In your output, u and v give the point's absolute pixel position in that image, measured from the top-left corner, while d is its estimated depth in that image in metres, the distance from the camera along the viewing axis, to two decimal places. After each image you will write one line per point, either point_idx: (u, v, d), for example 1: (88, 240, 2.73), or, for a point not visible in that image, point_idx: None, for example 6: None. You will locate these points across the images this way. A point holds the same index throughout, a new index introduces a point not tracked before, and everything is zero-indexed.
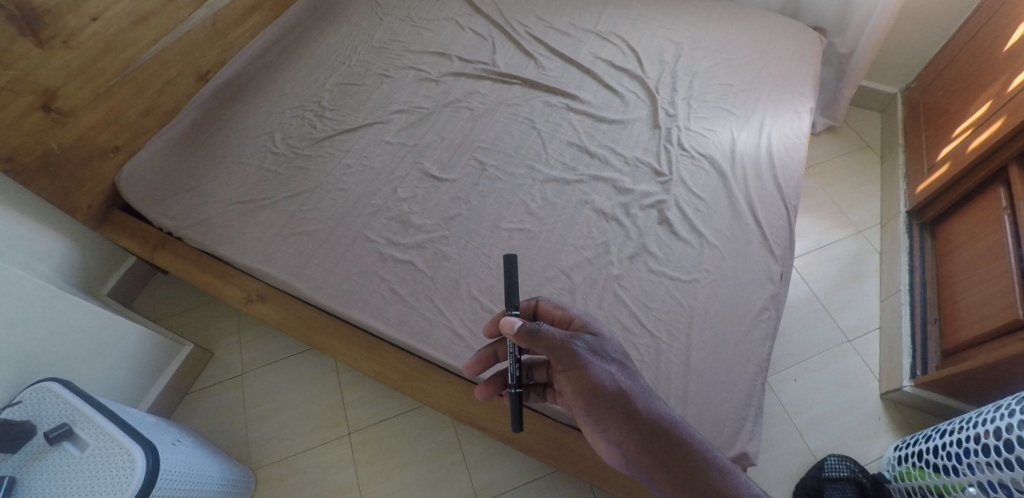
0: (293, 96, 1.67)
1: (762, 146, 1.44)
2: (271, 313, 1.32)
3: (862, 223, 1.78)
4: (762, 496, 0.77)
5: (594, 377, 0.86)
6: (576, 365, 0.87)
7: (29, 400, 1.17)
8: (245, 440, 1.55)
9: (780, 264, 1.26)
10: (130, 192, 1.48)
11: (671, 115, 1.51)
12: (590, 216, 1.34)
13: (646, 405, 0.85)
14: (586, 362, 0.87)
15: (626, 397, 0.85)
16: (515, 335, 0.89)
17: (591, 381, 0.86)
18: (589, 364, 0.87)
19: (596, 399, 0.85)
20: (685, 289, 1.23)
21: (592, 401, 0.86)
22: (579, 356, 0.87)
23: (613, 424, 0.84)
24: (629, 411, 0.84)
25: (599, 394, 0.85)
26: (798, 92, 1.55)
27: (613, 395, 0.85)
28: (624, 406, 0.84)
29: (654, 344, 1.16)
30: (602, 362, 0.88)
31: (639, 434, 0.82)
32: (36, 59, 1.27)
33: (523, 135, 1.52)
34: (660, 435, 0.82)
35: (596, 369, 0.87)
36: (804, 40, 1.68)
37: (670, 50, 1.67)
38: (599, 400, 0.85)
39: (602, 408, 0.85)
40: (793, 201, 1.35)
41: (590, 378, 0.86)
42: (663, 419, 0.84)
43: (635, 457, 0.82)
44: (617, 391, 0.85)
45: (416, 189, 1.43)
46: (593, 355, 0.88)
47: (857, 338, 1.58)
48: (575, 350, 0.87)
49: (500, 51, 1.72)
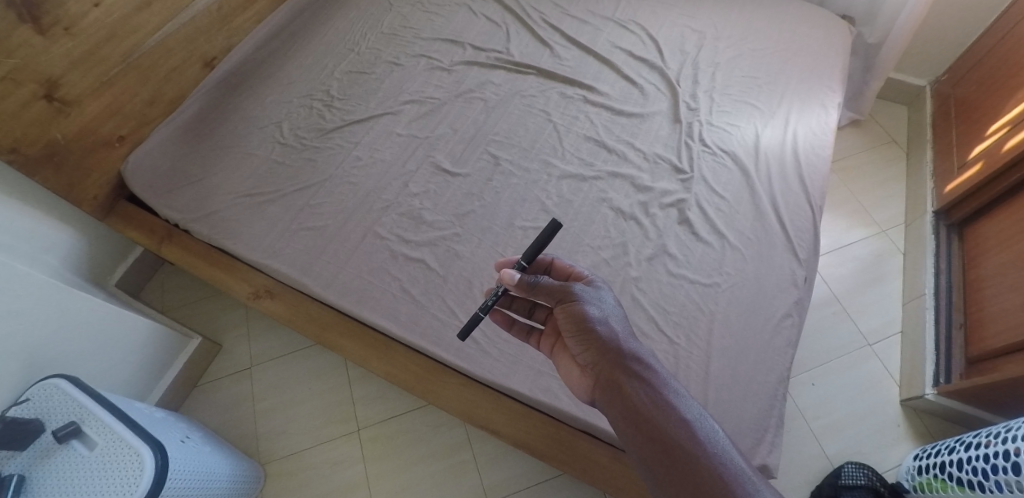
0: (301, 85, 1.63)
1: (788, 143, 1.38)
2: (280, 309, 1.29)
3: (885, 222, 1.73)
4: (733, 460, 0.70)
5: (587, 320, 0.82)
6: (569, 310, 0.83)
7: (36, 397, 1.15)
8: (254, 434, 1.54)
9: (804, 268, 1.23)
10: (136, 183, 1.45)
11: (693, 108, 1.45)
12: (608, 214, 1.30)
13: (633, 351, 0.80)
14: (580, 301, 0.83)
15: (615, 338, 0.80)
16: (514, 285, 0.87)
17: (581, 325, 0.82)
18: (582, 303, 0.83)
19: (586, 339, 0.81)
20: (706, 293, 1.19)
21: (581, 340, 0.82)
22: (573, 295, 0.84)
23: (596, 367, 0.80)
24: (616, 352, 0.79)
25: (587, 332, 0.81)
26: (825, 86, 1.49)
27: (602, 334, 0.80)
28: (608, 351, 0.80)
29: (673, 351, 1.13)
30: (596, 305, 0.84)
31: (619, 378, 0.77)
32: (37, 47, 1.23)
33: (538, 128, 1.47)
34: (644, 380, 0.77)
35: (589, 307, 0.82)
36: (832, 30, 1.61)
37: (691, 40, 1.60)
38: (586, 344, 0.81)
39: (590, 350, 0.81)
40: (819, 202, 1.31)
41: (579, 315, 0.82)
42: (648, 366, 0.78)
43: (613, 399, 0.77)
44: (607, 333, 0.81)
45: (428, 184, 1.39)
46: (589, 297, 0.84)
47: (878, 341, 1.54)
48: (570, 290, 0.84)
49: (514, 39, 1.66)
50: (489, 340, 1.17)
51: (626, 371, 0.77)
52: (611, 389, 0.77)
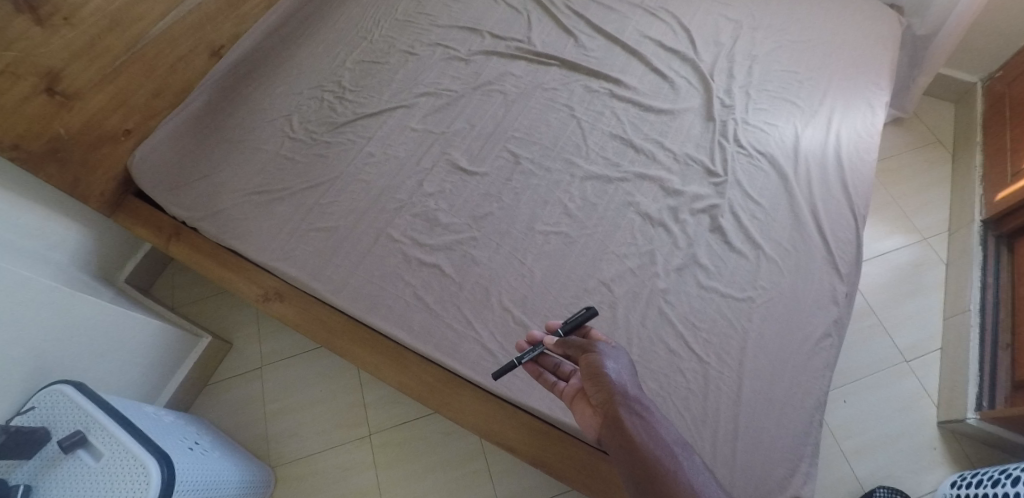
0: (312, 75, 1.56)
1: (829, 146, 1.29)
2: (289, 313, 1.24)
3: (927, 228, 1.63)
4: None
5: (603, 364, 0.79)
6: (590, 353, 0.82)
7: (41, 405, 1.12)
8: (264, 436, 1.51)
9: (845, 284, 1.15)
10: (143, 178, 1.40)
11: (727, 106, 1.36)
12: (635, 220, 1.22)
13: (643, 399, 0.76)
14: (600, 353, 0.81)
15: (628, 390, 0.76)
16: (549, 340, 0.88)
17: (597, 366, 0.80)
18: (603, 355, 0.81)
19: (598, 380, 0.78)
20: (739, 309, 1.11)
21: (593, 383, 0.78)
22: (594, 348, 0.83)
23: (601, 401, 0.76)
24: (625, 400, 0.75)
25: (600, 380, 0.78)
26: (871, 83, 1.39)
27: (615, 385, 0.77)
28: (619, 391, 0.76)
29: (702, 370, 1.06)
30: (617, 359, 0.81)
31: (624, 413, 0.73)
32: (36, 38, 1.17)
33: (560, 124, 1.38)
34: (650, 432, 0.71)
35: (607, 359, 0.80)
36: (879, 21, 1.49)
37: (726, 30, 1.50)
38: (597, 382, 0.78)
39: (599, 392, 0.77)
40: (862, 212, 1.22)
41: (595, 365, 0.80)
42: (655, 416, 0.74)
43: (612, 433, 0.73)
44: (619, 381, 0.77)
45: (444, 183, 1.32)
46: (610, 353, 0.82)
47: (916, 357, 1.46)
48: (593, 344, 0.84)
49: (536, 27, 1.56)
50: (507, 354, 1.11)
51: (632, 415, 0.73)
52: (617, 441, 0.72)
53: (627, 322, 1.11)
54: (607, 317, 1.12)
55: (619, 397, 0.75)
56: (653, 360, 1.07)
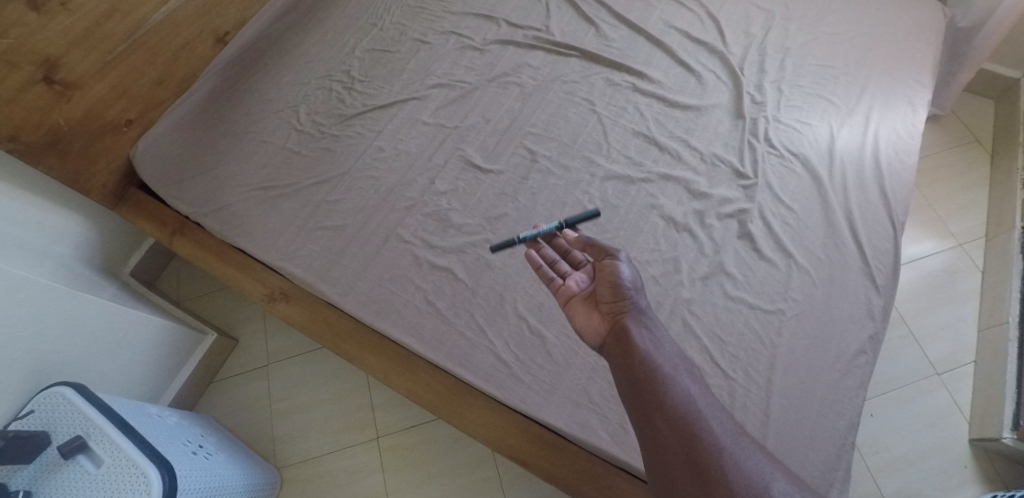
0: (320, 64, 1.49)
1: (867, 148, 1.21)
2: (295, 315, 1.19)
3: (963, 233, 1.55)
4: (724, 430, 0.74)
5: (624, 274, 0.87)
6: (612, 259, 0.89)
7: (41, 408, 1.07)
8: (270, 436, 1.47)
9: (882, 296, 1.08)
10: (145, 171, 1.35)
11: (758, 102, 1.28)
12: (658, 224, 1.16)
13: (653, 319, 0.84)
14: (622, 261, 0.89)
15: (641, 307, 0.85)
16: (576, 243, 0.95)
17: (619, 275, 0.87)
18: (623, 263, 0.89)
19: (617, 292, 0.86)
20: (768, 322, 1.05)
21: (612, 292, 0.86)
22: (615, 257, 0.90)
23: (617, 315, 0.85)
24: (638, 315, 0.84)
25: (619, 292, 0.86)
26: (912, 79, 1.30)
27: (631, 299, 0.85)
28: (635, 309, 0.84)
29: (728, 387, 1.00)
30: (634, 271, 0.89)
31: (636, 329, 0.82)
32: (32, 25, 1.12)
33: (580, 120, 1.31)
34: (657, 346, 0.81)
35: (627, 270, 0.88)
36: (923, 11, 1.40)
37: (757, 21, 1.41)
38: (616, 292, 0.86)
39: (615, 303, 0.86)
40: (902, 219, 1.14)
41: (617, 275, 0.87)
42: (662, 336, 0.83)
43: (625, 345, 0.81)
44: (635, 298, 0.86)
45: (457, 181, 1.26)
46: (628, 263, 0.90)
47: (948, 370, 1.39)
48: (614, 252, 0.91)
49: (556, 16, 1.48)
50: (522, 365, 1.05)
51: (644, 330, 0.82)
52: (625, 348, 0.81)
53: None
54: None
55: (633, 312, 0.84)
56: None
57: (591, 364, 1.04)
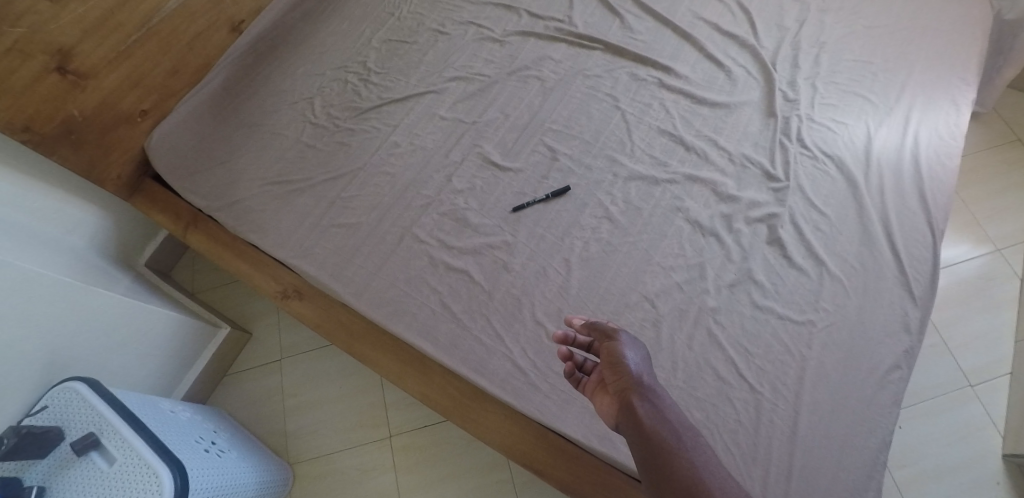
0: (336, 55, 1.46)
1: (907, 150, 1.15)
2: (308, 313, 1.16)
3: (1001, 238, 1.48)
4: None
5: (623, 353, 0.79)
6: (610, 339, 0.81)
7: (54, 403, 1.05)
8: (283, 431, 1.46)
9: (920, 308, 1.02)
10: (159, 163, 1.33)
11: (791, 100, 1.22)
12: (683, 227, 1.11)
13: (659, 394, 0.74)
14: (620, 340, 0.81)
15: (644, 378, 0.76)
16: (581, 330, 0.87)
17: (617, 354, 0.79)
18: (622, 342, 0.81)
19: (617, 370, 0.77)
20: (797, 334, 1.01)
21: (611, 371, 0.78)
22: (615, 335, 0.82)
23: (618, 395, 0.76)
24: (640, 391, 0.74)
25: (618, 368, 0.77)
26: (956, 76, 1.23)
27: (632, 373, 0.76)
28: (636, 385, 0.75)
29: (754, 401, 0.96)
30: (635, 347, 0.81)
31: (638, 408, 0.72)
32: (45, 13, 1.09)
33: (603, 117, 1.26)
34: (664, 426, 0.71)
35: (627, 348, 0.80)
36: (970, 3, 1.32)
37: (791, 12, 1.34)
38: (615, 370, 0.78)
39: (617, 381, 0.77)
40: (942, 226, 1.08)
41: (614, 351, 0.79)
42: (669, 412, 0.72)
43: (629, 429, 0.72)
44: (637, 372, 0.77)
45: (475, 179, 1.22)
46: (629, 340, 0.82)
47: (982, 382, 1.33)
48: (613, 331, 0.83)
49: (579, 6, 1.43)
50: (540, 373, 1.02)
51: (645, 406, 0.72)
52: (628, 427, 0.72)
53: (671, 344, 1.01)
54: (649, 338, 1.02)
55: (633, 383, 0.75)
56: (699, 387, 0.98)
57: None
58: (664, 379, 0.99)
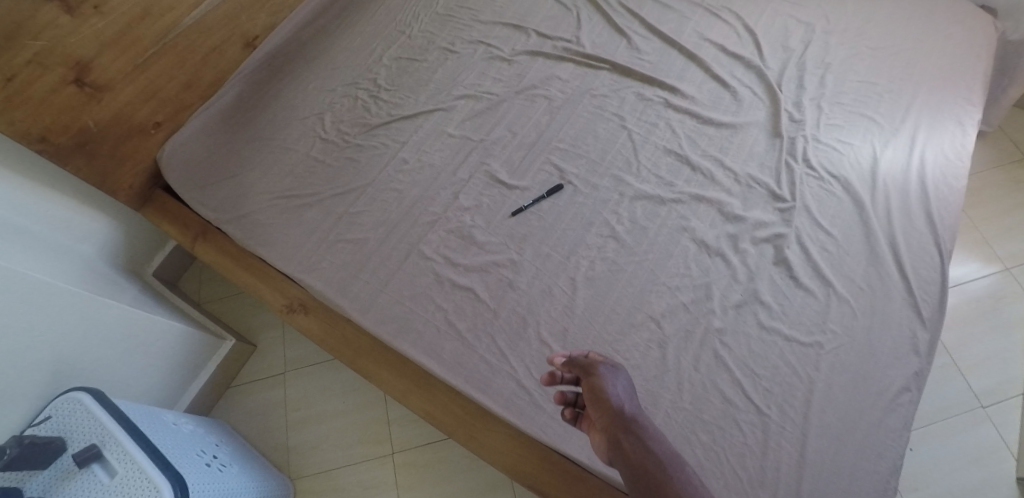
0: (346, 71, 1.48)
1: (913, 171, 1.15)
2: (314, 328, 1.17)
3: (1011, 258, 1.46)
4: None
5: (604, 387, 0.79)
6: (589, 374, 0.81)
7: (59, 413, 1.05)
8: (285, 446, 1.46)
9: (929, 330, 1.01)
10: (171, 176, 1.35)
11: (797, 120, 1.22)
12: (689, 247, 1.11)
13: (642, 425, 0.74)
14: (599, 374, 0.81)
15: (627, 411, 0.76)
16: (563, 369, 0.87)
17: (598, 389, 0.79)
18: (602, 376, 0.80)
19: (600, 406, 0.77)
20: (805, 356, 1.00)
21: (594, 406, 0.78)
22: (593, 368, 0.82)
23: (603, 430, 0.75)
24: (624, 424, 0.74)
25: (600, 403, 0.77)
26: (963, 97, 1.23)
27: (615, 407, 0.76)
28: (620, 419, 0.75)
29: (761, 424, 0.95)
30: (615, 380, 0.80)
31: (624, 442, 0.72)
32: (64, 27, 1.11)
33: (609, 136, 1.27)
34: (653, 459, 0.70)
35: (607, 381, 0.80)
36: (976, 26, 1.32)
37: (797, 34, 1.35)
38: (598, 406, 0.77)
39: (601, 417, 0.76)
40: (950, 247, 1.07)
41: (595, 386, 0.79)
42: (655, 442, 0.72)
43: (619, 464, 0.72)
44: (619, 406, 0.76)
45: (481, 196, 1.23)
46: (608, 372, 0.81)
47: (993, 404, 1.31)
48: (592, 364, 0.83)
49: (586, 27, 1.44)
50: (544, 393, 1.02)
51: (631, 441, 0.72)
52: (619, 463, 0.72)
53: (677, 365, 1.01)
54: (655, 358, 1.02)
55: (617, 418, 0.75)
56: (705, 409, 0.97)
57: None
58: (670, 400, 0.98)
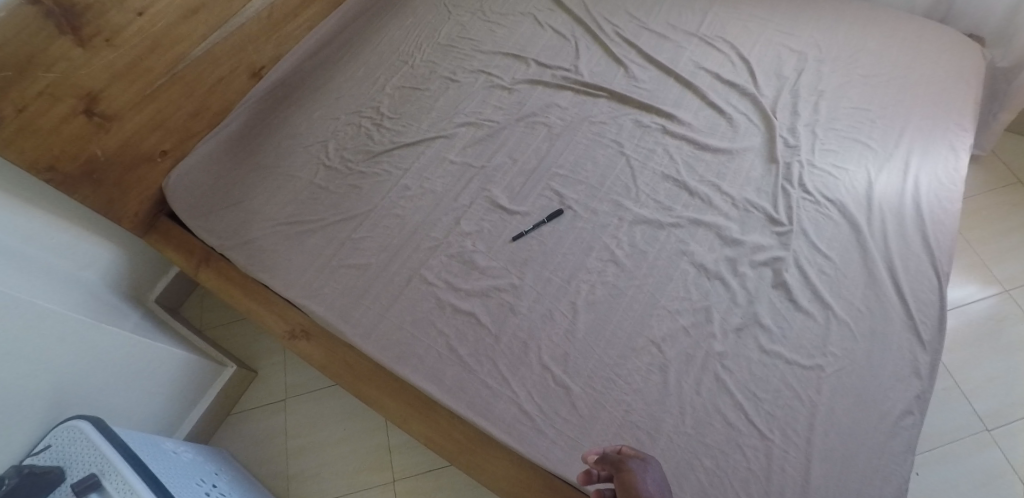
0: (350, 100, 1.51)
1: (908, 194, 1.16)
2: (315, 354, 1.17)
3: (1009, 280, 1.47)
4: None
5: (637, 483, 0.81)
6: (621, 469, 0.84)
7: (59, 443, 1.04)
8: (285, 474, 1.44)
9: (929, 353, 1.02)
10: (176, 203, 1.37)
11: (792, 146, 1.25)
12: (689, 271, 1.12)
13: None
14: (632, 469, 0.83)
15: None
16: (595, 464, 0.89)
17: (631, 484, 0.81)
18: (634, 471, 0.83)
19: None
20: (806, 379, 1.00)
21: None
22: (625, 464, 0.84)
23: None
24: None
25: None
26: (954, 122, 1.25)
27: None
28: None
29: (764, 448, 0.95)
30: (646, 475, 0.83)
31: None
32: (77, 60, 1.13)
33: (608, 162, 1.29)
34: None
35: (640, 477, 0.82)
36: (964, 53, 1.36)
37: (790, 62, 1.39)
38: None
39: None
40: (947, 269, 1.08)
41: (629, 482, 0.82)
42: None
43: None
44: None
45: (482, 222, 1.25)
46: (639, 467, 0.84)
47: (998, 427, 1.31)
48: (623, 459, 0.85)
49: (584, 56, 1.48)
50: (546, 418, 1.01)
51: None
52: None
53: (679, 389, 1.01)
54: (656, 382, 1.02)
55: None
56: (708, 433, 0.97)
57: (618, 419, 1.00)
58: (672, 425, 0.98)
